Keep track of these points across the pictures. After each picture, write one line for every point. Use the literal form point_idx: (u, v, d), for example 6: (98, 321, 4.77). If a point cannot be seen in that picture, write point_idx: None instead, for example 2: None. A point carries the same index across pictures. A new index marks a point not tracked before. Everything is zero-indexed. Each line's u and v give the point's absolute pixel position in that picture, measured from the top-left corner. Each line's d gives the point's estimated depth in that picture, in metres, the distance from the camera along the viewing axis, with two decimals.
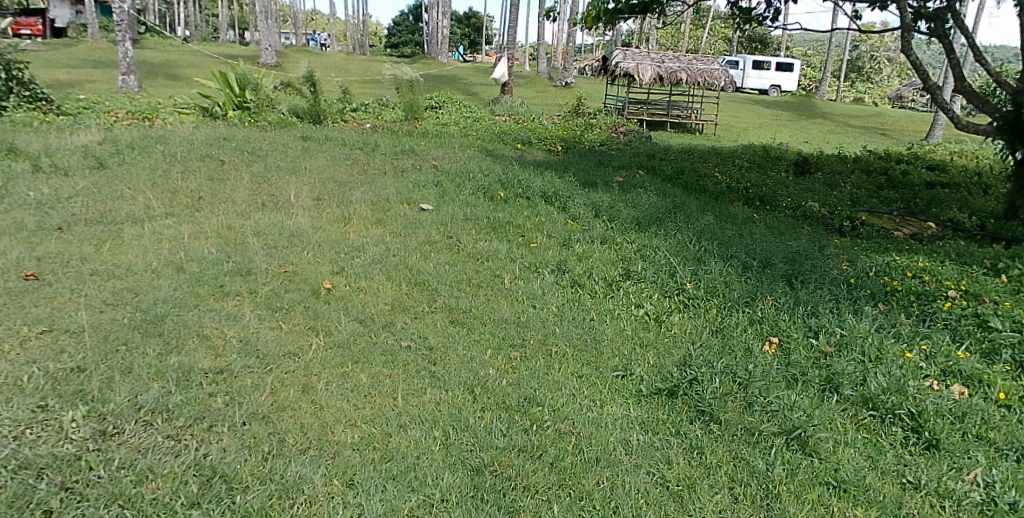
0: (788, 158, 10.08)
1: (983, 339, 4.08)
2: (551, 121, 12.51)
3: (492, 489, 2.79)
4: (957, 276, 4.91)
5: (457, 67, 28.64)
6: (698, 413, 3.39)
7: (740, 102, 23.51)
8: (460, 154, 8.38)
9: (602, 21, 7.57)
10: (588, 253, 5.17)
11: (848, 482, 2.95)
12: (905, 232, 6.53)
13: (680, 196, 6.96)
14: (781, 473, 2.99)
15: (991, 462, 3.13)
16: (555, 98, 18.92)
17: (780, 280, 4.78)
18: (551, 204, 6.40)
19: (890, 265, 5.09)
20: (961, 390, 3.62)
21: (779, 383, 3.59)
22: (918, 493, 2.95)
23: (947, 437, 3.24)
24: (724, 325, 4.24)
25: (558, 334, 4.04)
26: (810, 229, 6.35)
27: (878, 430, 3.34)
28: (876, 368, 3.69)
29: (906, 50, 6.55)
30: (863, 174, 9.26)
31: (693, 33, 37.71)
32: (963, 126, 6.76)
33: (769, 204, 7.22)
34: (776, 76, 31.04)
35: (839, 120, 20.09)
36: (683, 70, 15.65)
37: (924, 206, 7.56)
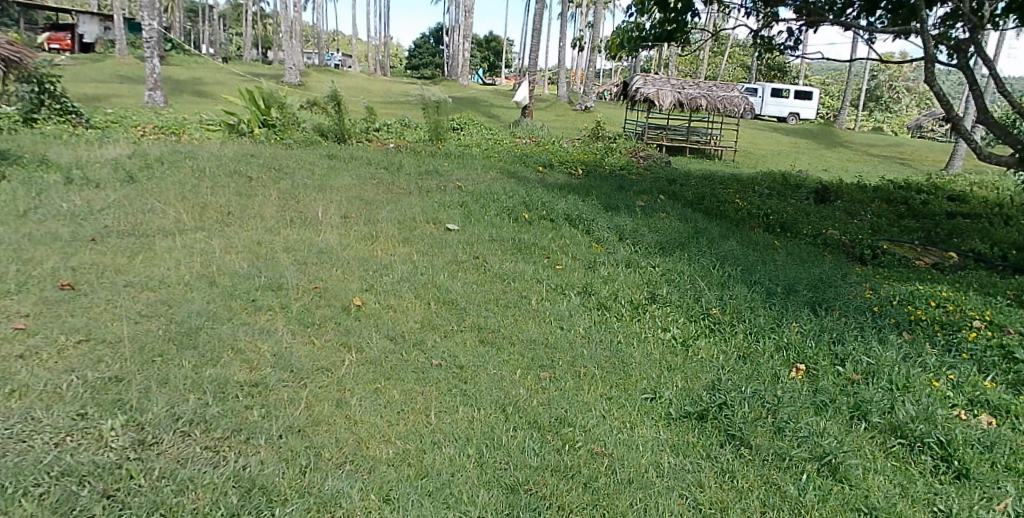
0: (808, 186, 10.11)
1: (1010, 369, 4.09)
2: (571, 145, 12.64)
3: (527, 508, 2.83)
4: (982, 306, 4.92)
5: (475, 89, 28.97)
6: (728, 437, 3.40)
7: (760, 129, 23.52)
8: (482, 175, 8.47)
9: (626, 49, 7.74)
10: (613, 276, 5.22)
11: (880, 509, 2.98)
12: (926, 261, 6.53)
13: (702, 221, 7.01)
14: (812, 500, 3.01)
15: (1023, 493, 3.17)
16: (576, 122, 19.15)
17: (805, 306, 4.80)
18: (575, 227, 6.47)
19: (915, 294, 5.09)
20: (989, 419, 3.66)
21: (808, 409, 3.61)
22: None
23: (977, 467, 3.28)
24: (751, 351, 4.25)
25: (585, 357, 4.06)
26: (831, 257, 6.37)
27: (908, 458, 3.37)
28: (904, 397, 3.71)
29: (929, 80, 6.53)
30: (883, 203, 9.27)
31: (711, 59, 37.95)
32: (984, 156, 6.69)
33: (790, 230, 7.27)
34: (796, 104, 31.12)
35: (858, 149, 20.05)
36: (704, 97, 15.73)
37: (945, 237, 7.56)
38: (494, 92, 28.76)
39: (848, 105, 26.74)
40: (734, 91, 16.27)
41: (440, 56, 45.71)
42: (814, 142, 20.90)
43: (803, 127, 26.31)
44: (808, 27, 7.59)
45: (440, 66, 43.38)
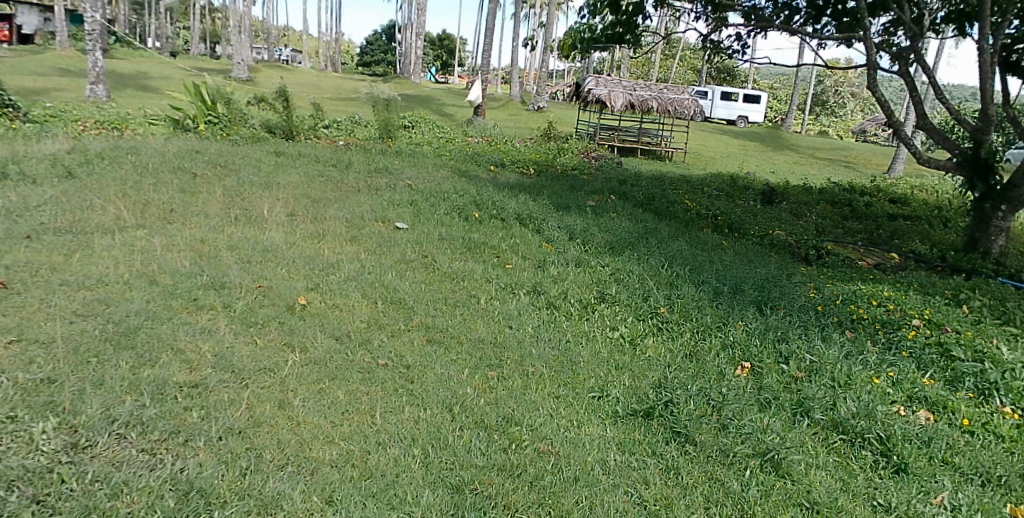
0: (755, 188, 10.32)
1: (946, 367, 4.24)
2: (523, 144, 12.68)
3: (473, 508, 2.81)
4: (921, 306, 5.08)
5: (429, 88, 28.80)
6: (674, 434, 3.44)
7: (710, 131, 23.96)
8: (433, 174, 8.43)
9: (578, 50, 7.79)
10: (563, 276, 5.24)
11: (820, 504, 3.05)
12: (868, 262, 6.71)
13: (652, 221, 7.09)
14: (755, 495, 3.07)
15: (957, 487, 3.29)
16: (528, 122, 19.22)
17: (751, 306, 4.89)
18: (526, 226, 6.48)
19: (856, 294, 5.23)
20: (926, 415, 3.78)
21: (752, 406, 3.67)
22: (889, 515, 3.08)
23: (914, 461, 3.39)
24: (697, 349, 4.31)
25: (534, 356, 4.06)
26: (777, 257, 6.51)
27: (848, 454, 3.46)
28: (845, 393, 3.80)
29: (871, 86, 6.72)
30: (828, 205, 9.52)
31: (662, 62, 38.54)
32: (923, 160, 6.90)
33: (737, 231, 7.40)
34: (744, 107, 31.79)
35: (804, 152, 20.57)
36: (655, 99, 15.93)
37: (887, 238, 7.79)
38: (449, 91, 28.64)
39: (795, 109, 27.41)
40: (685, 94, 16.52)
41: (395, 54, 45.40)
42: (762, 145, 21.39)
43: (752, 130, 26.88)
44: (755, 32, 7.75)
45: (396, 64, 43.05)
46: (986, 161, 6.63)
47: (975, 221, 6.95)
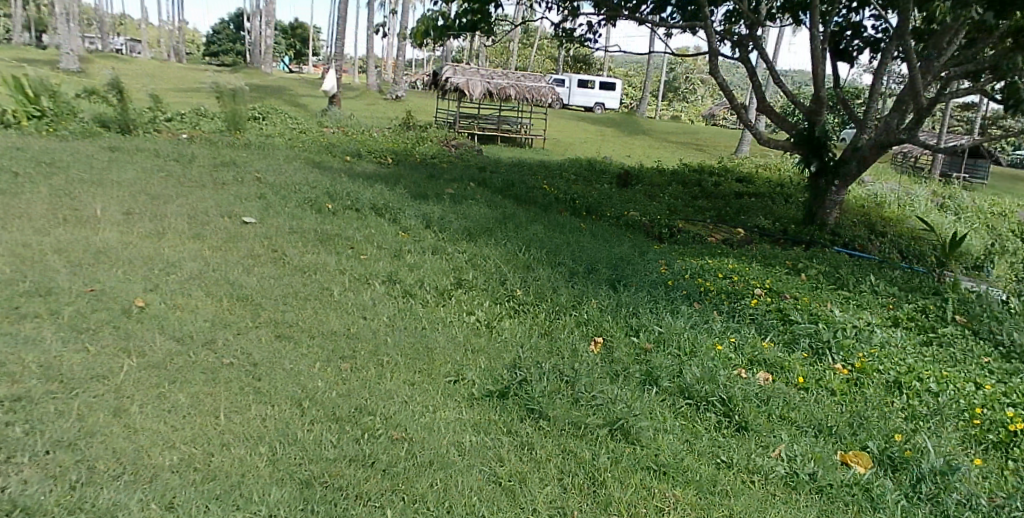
0: (611, 171, 10.73)
1: (783, 331, 4.60)
2: (380, 133, 12.56)
3: (324, 500, 2.77)
4: (762, 275, 5.48)
5: (287, 78, 27.73)
6: (528, 411, 3.52)
7: (568, 118, 24.72)
8: (286, 166, 8.21)
9: (431, 37, 7.71)
10: (419, 263, 5.24)
11: (667, 466, 3.24)
12: (718, 237, 7.12)
13: (510, 206, 7.23)
14: (604, 462, 3.22)
15: (792, 439, 3.60)
16: (389, 112, 18.98)
17: (605, 284, 5.08)
18: (382, 216, 6.43)
19: (704, 268, 5.56)
20: (765, 376, 4.09)
21: (603, 379, 3.82)
22: (731, 470, 3.33)
23: (753, 419, 3.67)
24: (552, 327, 4.43)
25: (388, 345, 4.04)
26: (631, 237, 6.79)
27: (694, 417, 3.68)
28: (690, 360, 4.05)
29: (713, 72, 7.11)
30: (679, 186, 10.07)
31: (521, 51, 39.17)
32: (763, 141, 7.39)
33: (594, 213, 7.67)
34: (600, 94, 32.89)
35: (657, 136, 21.67)
36: (512, 87, 16.26)
37: (734, 215, 8.34)
38: (306, 81, 27.69)
39: (646, 95, 28.76)
40: (542, 82, 16.98)
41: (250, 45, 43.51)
42: (618, 130, 22.31)
43: (610, 116, 27.96)
44: (606, 21, 8.04)
45: (251, 55, 41.18)
46: (818, 140, 7.19)
47: (811, 197, 7.51)
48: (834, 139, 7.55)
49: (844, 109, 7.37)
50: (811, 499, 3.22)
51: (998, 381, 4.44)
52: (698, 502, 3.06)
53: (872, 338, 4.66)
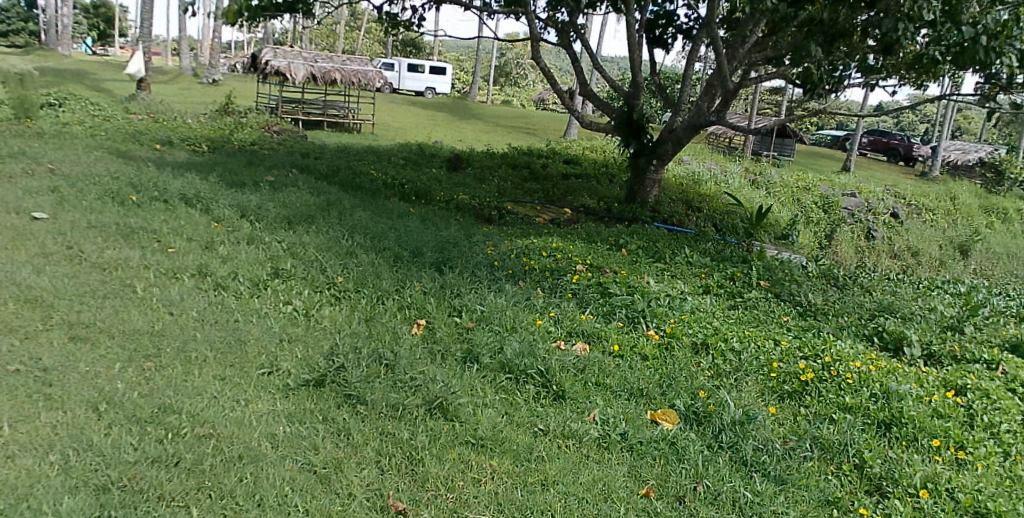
0: (442, 155, 10.81)
1: (601, 303, 4.96)
2: (196, 120, 11.87)
3: (122, 504, 2.69)
4: (585, 252, 5.85)
5: (85, 61, 25.14)
6: (346, 398, 3.62)
7: (399, 102, 24.49)
8: (83, 155, 7.59)
9: (245, 17, 7.38)
10: (234, 255, 5.07)
11: (484, 439, 3.50)
12: (545, 217, 7.50)
13: (335, 193, 7.12)
14: (422, 441, 3.40)
15: (607, 402, 3.95)
16: (205, 97, 17.87)
17: (430, 267, 5.20)
18: (194, 206, 6.11)
19: (529, 247, 5.84)
20: (582, 346, 4.41)
21: (424, 360, 3.97)
22: (547, 437, 3.63)
23: (570, 388, 3.97)
24: (375, 312, 4.50)
25: (198, 340, 3.94)
26: (461, 220, 6.88)
27: (514, 390, 3.92)
28: (511, 336, 4.28)
29: (536, 56, 7.27)
30: (508, 168, 10.35)
31: (349, 34, 38.13)
32: (587, 124, 7.67)
33: (424, 197, 7.68)
34: (431, 78, 32.30)
35: (488, 119, 22.01)
36: (337, 71, 15.97)
37: (562, 195, 8.73)
38: (107, 63, 25.26)
39: (477, 80, 29.04)
40: (369, 66, 16.83)
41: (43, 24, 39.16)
42: (449, 113, 22.42)
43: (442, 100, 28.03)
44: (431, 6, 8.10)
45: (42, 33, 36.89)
46: (638, 123, 7.63)
47: (634, 176, 7.97)
48: (651, 122, 8.07)
49: (661, 93, 7.87)
50: (619, 457, 3.60)
51: (793, 336, 5.02)
52: (515, 470, 3.34)
53: (684, 305, 5.10)
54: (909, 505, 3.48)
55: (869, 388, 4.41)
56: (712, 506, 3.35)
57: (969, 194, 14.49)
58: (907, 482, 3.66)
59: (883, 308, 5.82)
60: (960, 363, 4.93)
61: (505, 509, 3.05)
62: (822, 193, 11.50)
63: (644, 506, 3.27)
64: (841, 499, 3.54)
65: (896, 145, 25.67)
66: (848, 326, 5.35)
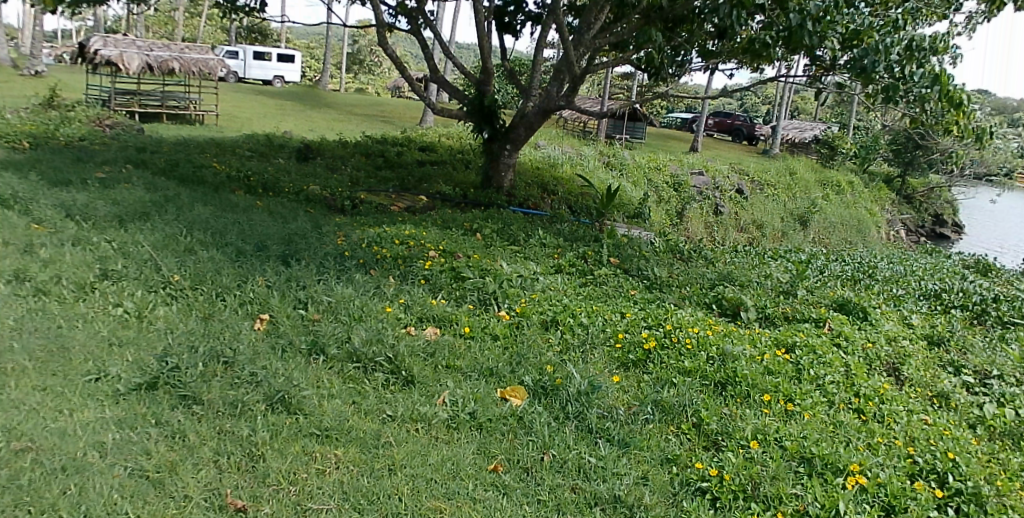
0: (291, 145, 10.48)
1: (453, 288, 5.06)
2: (16, 116, 10.82)
3: None
4: (438, 239, 5.96)
5: None
6: (181, 399, 3.52)
7: (243, 90, 23.37)
8: None
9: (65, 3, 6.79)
10: (56, 257, 4.70)
11: (330, 429, 3.48)
12: (400, 206, 7.57)
13: (173, 188, 6.75)
14: (263, 437, 3.33)
15: (456, 384, 4.04)
16: (21, 90, 16.21)
17: (276, 260, 5.09)
18: (10, 208, 5.58)
19: (381, 236, 5.85)
20: (433, 330, 4.51)
21: (267, 355, 3.92)
22: (396, 422, 3.66)
23: (419, 372, 4.04)
24: (215, 310, 4.36)
25: (14, 348, 3.65)
26: (312, 211, 6.73)
27: (362, 379, 3.94)
28: (358, 325, 4.33)
29: (385, 43, 7.18)
30: (362, 156, 10.20)
31: (187, 21, 35.80)
32: (440, 110, 7.79)
33: (271, 190, 7.45)
34: (278, 67, 30.70)
35: (342, 104, 21.56)
36: (176, 60, 15.22)
37: (417, 183, 8.77)
38: None
39: (327, 66, 28.09)
40: (211, 54, 16.15)
41: None
42: (299, 99, 21.69)
43: (294, 88, 27.01)
44: None
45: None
46: (489, 109, 7.94)
47: (488, 161, 8.34)
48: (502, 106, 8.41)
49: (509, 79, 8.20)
50: (469, 436, 3.68)
51: (638, 308, 5.31)
52: (361, 458, 3.33)
53: (535, 285, 5.30)
54: (741, 455, 3.79)
55: (706, 352, 4.74)
56: (559, 475, 3.51)
57: (804, 169, 15.91)
58: (739, 435, 3.96)
59: (724, 278, 6.31)
60: (790, 323, 5.43)
61: (351, 498, 3.05)
62: (673, 173, 12.25)
63: (492, 480, 3.38)
64: (679, 456, 3.80)
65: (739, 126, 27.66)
66: (690, 296, 5.75)
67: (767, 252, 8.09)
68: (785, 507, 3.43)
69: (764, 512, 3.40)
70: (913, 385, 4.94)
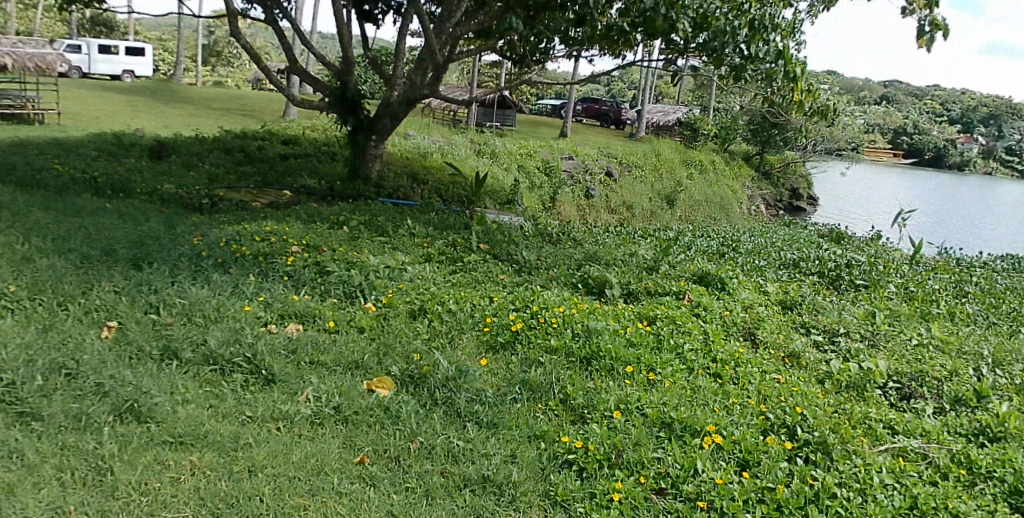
0: (143, 143, 9.90)
1: (318, 283, 5.06)
2: None
3: None
4: (302, 234, 5.91)
5: None
6: (19, 416, 3.34)
7: (82, 86, 21.70)
8: None
9: None
10: None
11: (186, 435, 3.40)
12: (262, 202, 7.41)
13: (5, 194, 6.26)
14: (111, 449, 3.22)
15: (319, 380, 4.06)
16: None
17: (126, 265, 4.88)
18: None
19: (240, 234, 5.72)
20: (295, 327, 4.52)
21: (115, 364, 3.79)
22: (258, 422, 3.63)
23: (281, 372, 4.04)
24: (56, 320, 4.13)
25: None
26: (166, 211, 6.47)
27: (220, 381, 3.89)
28: (215, 328, 4.27)
29: (238, 34, 6.92)
30: (221, 152, 9.82)
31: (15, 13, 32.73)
32: (302, 102, 7.67)
33: (122, 191, 7.08)
34: (127, 61, 28.93)
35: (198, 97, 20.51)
36: (6, 55, 14.10)
37: (279, 178, 8.60)
38: None
39: (181, 59, 26.65)
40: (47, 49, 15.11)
41: None
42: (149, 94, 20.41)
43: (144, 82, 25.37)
44: None
45: None
46: (352, 99, 8.00)
47: (354, 152, 8.45)
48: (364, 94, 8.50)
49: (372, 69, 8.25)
50: (334, 430, 3.70)
51: (506, 292, 5.47)
52: (219, 461, 3.28)
53: (403, 276, 5.35)
54: (604, 425, 4.03)
55: (571, 329, 4.95)
56: (426, 460, 3.60)
57: (669, 149, 16.74)
58: (603, 406, 4.19)
59: (590, 258, 6.60)
60: (652, 297, 5.74)
61: (207, 503, 3.00)
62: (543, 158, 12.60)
63: (358, 473, 3.41)
64: (546, 431, 3.97)
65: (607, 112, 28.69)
66: (557, 277, 5.97)
67: (638, 233, 8.57)
68: (647, 470, 3.72)
69: (628, 477, 3.66)
70: (767, 347, 5.31)
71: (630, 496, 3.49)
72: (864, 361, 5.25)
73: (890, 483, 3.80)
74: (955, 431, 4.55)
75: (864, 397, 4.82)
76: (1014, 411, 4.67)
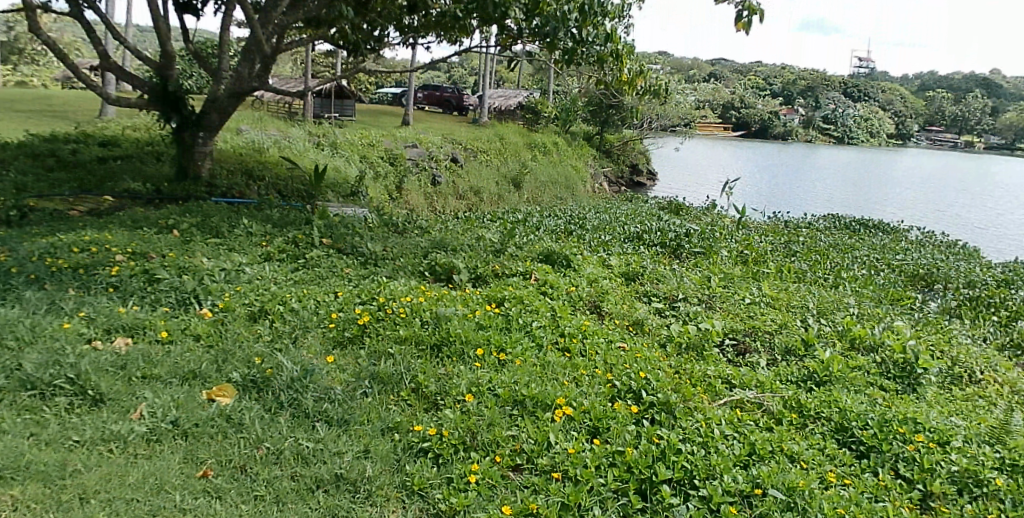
0: None
1: (152, 293, 4.79)
2: None
3: None
4: (127, 241, 5.55)
5: None
6: None
7: None
8: None
9: None
10: None
11: (3, 469, 3.12)
12: (81, 210, 6.93)
13: None
14: None
15: (155, 394, 3.85)
16: None
17: None
18: None
19: (55, 245, 5.28)
20: (124, 341, 4.26)
21: None
22: (88, 445, 3.39)
23: (110, 389, 3.79)
24: None
25: None
26: None
27: (41, 407, 3.60)
28: (31, 349, 3.93)
29: (38, 30, 6.34)
30: (28, 158, 8.93)
31: None
32: (119, 102, 7.25)
33: None
34: None
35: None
36: None
37: (100, 183, 8.00)
38: None
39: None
40: None
41: None
42: None
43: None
44: None
45: None
46: (175, 95, 7.77)
47: (181, 150, 8.15)
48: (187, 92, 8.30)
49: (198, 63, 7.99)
50: (173, 445, 3.53)
51: (351, 285, 5.42)
52: (45, 493, 3.05)
53: (240, 278, 5.20)
54: (457, 410, 4.08)
55: (420, 317, 4.96)
56: (275, 464, 3.51)
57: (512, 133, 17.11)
58: (455, 391, 4.24)
59: (437, 245, 6.66)
60: (499, 279, 5.86)
61: None
62: (385, 147, 12.50)
63: (203, 486, 3.28)
64: (399, 422, 3.95)
65: (448, 98, 28.37)
66: (403, 266, 5.99)
67: (486, 217, 8.85)
68: (502, 449, 3.81)
69: (484, 458, 3.74)
70: (613, 317, 5.54)
71: (487, 475, 3.58)
72: (702, 323, 5.59)
73: (729, 434, 4.11)
74: (787, 379, 4.92)
75: (704, 355, 5.13)
76: (835, 355, 5.13)
